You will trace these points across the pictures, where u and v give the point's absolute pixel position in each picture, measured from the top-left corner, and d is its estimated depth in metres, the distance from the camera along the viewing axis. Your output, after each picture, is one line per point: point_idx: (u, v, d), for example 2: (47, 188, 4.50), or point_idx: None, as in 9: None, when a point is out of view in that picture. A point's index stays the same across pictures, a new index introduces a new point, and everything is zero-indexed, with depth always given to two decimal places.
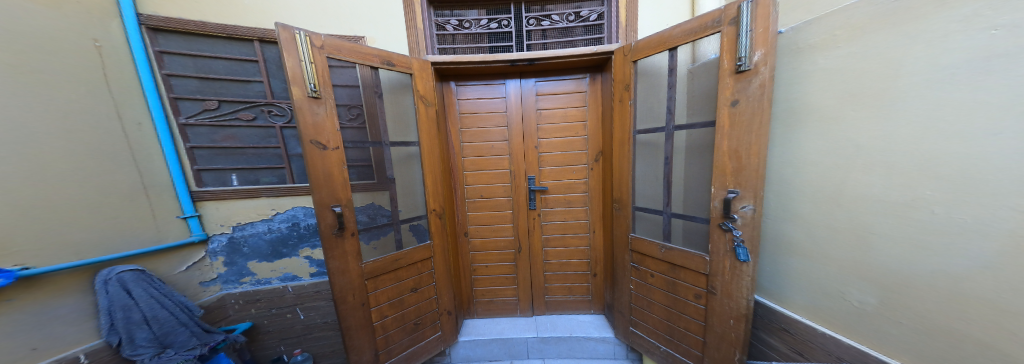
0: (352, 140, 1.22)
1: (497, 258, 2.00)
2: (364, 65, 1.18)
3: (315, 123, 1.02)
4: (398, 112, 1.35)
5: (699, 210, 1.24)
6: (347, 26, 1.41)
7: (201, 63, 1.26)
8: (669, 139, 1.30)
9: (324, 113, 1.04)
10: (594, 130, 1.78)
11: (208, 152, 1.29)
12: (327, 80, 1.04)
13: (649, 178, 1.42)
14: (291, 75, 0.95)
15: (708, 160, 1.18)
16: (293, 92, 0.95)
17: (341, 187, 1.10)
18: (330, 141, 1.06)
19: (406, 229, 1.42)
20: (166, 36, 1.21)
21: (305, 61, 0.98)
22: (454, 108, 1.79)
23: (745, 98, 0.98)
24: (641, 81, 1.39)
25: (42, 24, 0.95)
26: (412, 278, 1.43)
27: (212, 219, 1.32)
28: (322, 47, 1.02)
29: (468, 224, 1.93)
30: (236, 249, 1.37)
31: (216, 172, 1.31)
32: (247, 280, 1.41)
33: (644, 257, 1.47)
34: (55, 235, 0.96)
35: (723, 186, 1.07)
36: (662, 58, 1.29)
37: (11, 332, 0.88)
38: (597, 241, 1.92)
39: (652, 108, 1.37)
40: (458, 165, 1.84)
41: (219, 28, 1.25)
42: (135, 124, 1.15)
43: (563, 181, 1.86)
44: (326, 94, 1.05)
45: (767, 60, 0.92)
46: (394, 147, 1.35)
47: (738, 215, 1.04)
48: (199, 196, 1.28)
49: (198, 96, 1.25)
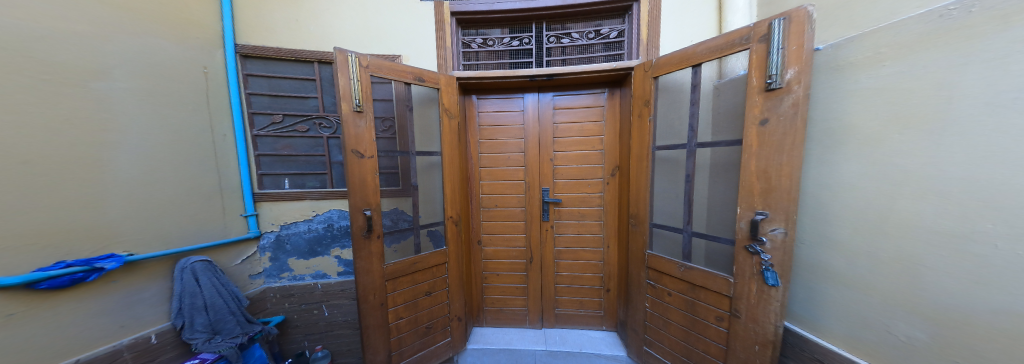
0: (384, 150, 1.34)
1: (508, 268, 2.02)
2: (399, 81, 1.28)
3: (356, 134, 1.10)
4: (425, 124, 1.43)
5: (724, 230, 1.21)
6: (387, 46, 1.54)
7: (274, 83, 1.42)
8: (691, 157, 1.29)
9: (364, 126, 1.12)
10: (611, 145, 1.79)
11: (271, 159, 1.44)
12: (369, 95, 1.12)
13: (671, 195, 1.41)
14: (341, 92, 1.05)
15: (733, 178, 1.16)
16: (342, 107, 1.06)
17: (372, 192, 1.18)
18: (367, 150, 1.14)
19: (424, 234, 1.49)
20: (253, 62, 1.40)
21: (353, 80, 1.08)
22: (474, 120, 1.87)
23: (775, 117, 0.97)
24: (662, 96, 1.41)
25: (167, 54, 1.15)
26: (427, 282, 1.48)
27: (266, 219, 1.45)
28: (367, 67, 1.12)
29: (482, 232, 1.97)
30: (280, 246, 1.49)
31: (273, 176, 1.44)
32: (286, 275, 1.51)
33: (661, 275, 1.45)
34: (151, 226, 1.10)
35: (750, 207, 1.05)
36: (685, 74, 1.30)
37: (108, 309, 1.01)
38: (610, 256, 1.90)
39: (676, 124, 1.36)
40: (475, 174, 1.90)
41: (290, 52, 1.41)
42: (221, 135, 1.31)
43: (577, 194, 1.88)
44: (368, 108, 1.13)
45: (801, 78, 0.91)
46: (419, 157, 1.43)
47: (767, 238, 1.01)
48: (260, 197, 1.42)
49: (268, 111, 1.41)
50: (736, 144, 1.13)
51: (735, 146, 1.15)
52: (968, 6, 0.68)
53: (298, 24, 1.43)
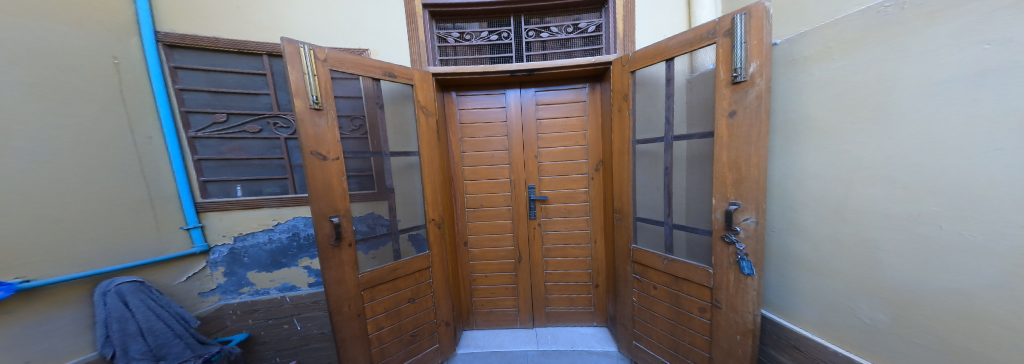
0: (353, 151, 1.24)
1: (497, 268, 1.98)
2: (366, 77, 1.19)
3: (316, 134, 1.00)
4: (399, 122, 1.37)
5: (703, 221, 1.21)
6: (352, 39, 1.45)
7: (214, 78, 1.30)
8: (667, 149, 1.29)
9: (325, 124, 1.03)
10: (594, 140, 1.79)
11: (215, 164, 1.31)
12: (329, 91, 1.04)
13: (651, 188, 1.41)
14: (294, 88, 0.94)
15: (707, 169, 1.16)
16: (296, 104, 0.95)
17: (341, 197, 1.07)
18: (330, 152, 1.04)
19: (404, 238, 1.42)
20: (181, 52, 1.25)
21: (308, 74, 0.98)
22: (455, 118, 1.81)
23: (742, 109, 0.97)
24: (639, 91, 1.40)
25: (66, 42, 1.00)
26: (410, 289, 1.41)
27: (215, 230, 1.33)
28: (325, 60, 1.03)
29: (468, 233, 1.92)
30: (236, 259, 1.37)
31: (220, 183, 1.32)
32: (247, 290, 1.40)
33: (646, 269, 1.45)
34: (58, 245, 0.97)
35: (724, 198, 1.04)
36: (660, 68, 1.30)
37: (11, 345, 0.90)
38: (599, 252, 1.91)
39: (653, 117, 1.36)
40: (458, 174, 1.84)
41: (231, 43, 1.29)
42: (146, 138, 1.18)
43: (563, 190, 1.86)
44: (327, 105, 1.04)
45: (763, 71, 0.91)
46: (394, 157, 1.36)
47: (741, 227, 1.01)
48: (204, 207, 1.29)
49: (208, 109, 1.28)
50: (708, 136, 1.13)
51: (707, 138, 1.15)
52: (901, 3, 0.70)
53: (243, 15, 1.31)
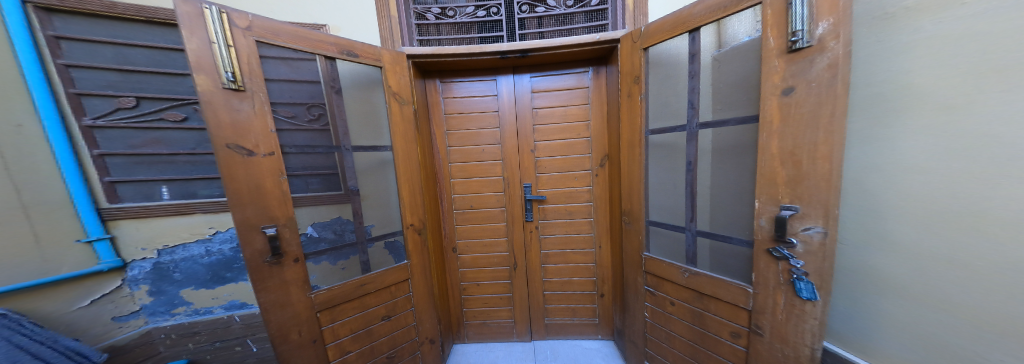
0: (296, 145, 0.99)
1: (489, 276, 1.79)
2: (315, 53, 1.00)
3: (234, 122, 0.79)
4: (365, 110, 1.17)
5: (738, 228, 0.97)
6: (306, 12, 1.29)
7: (120, 53, 1.14)
8: (692, 140, 1.05)
9: (249, 110, 0.82)
10: (598, 131, 1.59)
11: (124, 160, 1.15)
12: (254, 69, 0.83)
13: (669, 187, 1.17)
14: (196, 61, 0.72)
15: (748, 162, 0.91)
16: (200, 82, 0.72)
17: (278, 202, 0.88)
18: (258, 145, 0.83)
19: (379, 247, 1.23)
20: (64, 19, 1.06)
21: (217, 43, 0.76)
22: (439, 108, 1.60)
23: (803, 84, 0.70)
24: (654, 72, 1.16)
25: None
26: (384, 305, 1.22)
27: (129, 242, 1.17)
28: (248, 28, 0.82)
29: (456, 238, 1.72)
30: (163, 275, 1.23)
31: (137, 184, 1.18)
32: (181, 311, 1.28)
33: (661, 281, 1.23)
34: None
35: (773, 200, 0.80)
36: (679, 43, 1.06)
37: None
38: (604, 257, 1.72)
39: (676, 101, 1.10)
40: (444, 172, 1.64)
41: (134, 9, 1.13)
42: (11, 126, 0.96)
43: (563, 189, 1.66)
44: (252, 86, 0.83)
45: (840, 31, 0.64)
46: (358, 153, 1.15)
47: (799, 239, 0.76)
48: (113, 215, 1.13)
49: (110, 92, 1.12)
50: (751, 121, 0.88)
51: (749, 123, 0.90)
52: None
53: None
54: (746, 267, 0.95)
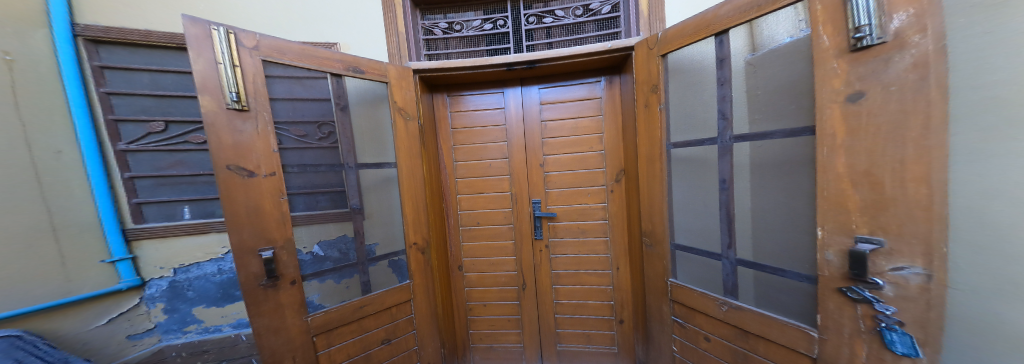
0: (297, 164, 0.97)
1: (497, 297, 1.76)
2: (322, 71, 1.02)
3: (236, 143, 0.81)
4: (370, 126, 1.17)
5: (795, 260, 0.79)
6: (320, 34, 1.37)
7: (156, 79, 1.34)
8: (725, 155, 0.92)
9: (252, 131, 0.84)
10: (612, 145, 1.56)
11: (152, 182, 1.35)
12: (261, 91, 0.86)
13: (698, 205, 1.03)
14: (199, 82, 0.74)
15: (804, 178, 0.74)
16: (205, 103, 0.75)
17: (276, 224, 0.88)
18: (261, 166, 0.85)
19: (384, 266, 1.20)
20: (109, 49, 1.27)
21: (224, 64, 0.79)
22: (446, 122, 1.64)
23: (876, 88, 0.54)
24: (674, 79, 1.06)
25: None
26: (383, 328, 1.18)
27: (149, 262, 1.36)
28: (256, 48, 0.85)
29: (463, 256, 1.73)
30: (177, 294, 1.41)
31: (160, 205, 1.36)
32: (192, 328, 1.44)
33: (692, 313, 1.08)
34: None
35: (843, 229, 0.61)
36: (702, 47, 0.96)
37: None
38: (622, 280, 1.65)
39: (708, 111, 0.97)
40: (450, 187, 1.66)
41: (168, 37, 1.32)
42: (54, 152, 1.17)
43: (574, 206, 1.65)
44: (257, 106, 0.85)
45: (928, 23, 0.47)
46: (364, 171, 1.14)
47: (886, 280, 0.56)
48: (135, 236, 1.32)
49: (143, 117, 1.31)
50: (801, 134, 0.73)
51: (799, 135, 0.74)
52: None
53: (186, 6, 1.31)
54: (809, 307, 0.76)
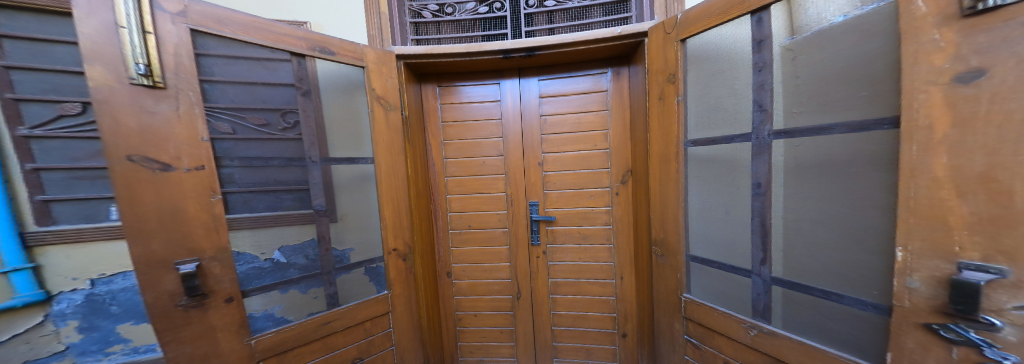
0: (241, 156, 0.83)
1: (489, 306, 1.61)
2: (277, 49, 0.86)
3: (143, 127, 0.65)
4: (348, 116, 1.02)
5: (858, 284, 0.63)
6: (288, 10, 1.22)
7: None
8: (761, 155, 0.77)
9: (169, 113, 0.68)
10: (619, 143, 1.43)
11: (62, 176, 1.27)
12: (188, 68, 0.70)
13: (721, 213, 0.89)
14: (85, 48, 0.58)
15: (867, 184, 0.59)
16: (92, 73, 0.58)
17: (204, 230, 0.73)
18: (181, 158, 0.69)
19: (360, 274, 1.04)
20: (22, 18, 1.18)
21: (126, 27, 0.62)
22: (436, 115, 1.50)
23: (1005, 65, 0.39)
24: (693, 69, 0.92)
25: None
26: (354, 346, 1.03)
27: (57, 271, 1.29)
28: (183, 14, 0.70)
29: (453, 262, 1.58)
30: (90, 307, 1.35)
31: (71, 206, 1.29)
32: (116, 348, 1.40)
33: (711, 333, 0.96)
34: None
35: (937, 250, 0.47)
36: (723, 32, 0.83)
37: None
38: (626, 290, 1.51)
39: (738, 104, 0.81)
40: (440, 186, 1.52)
41: None
42: None
43: (575, 209, 1.51)
44: (178, 82, 0.69)
45: None
46: (339, 166, 0.98)
47: (1006, 322, 0.41)
48: (32, 243, 1.25)
49: (54, 97, 1.24)
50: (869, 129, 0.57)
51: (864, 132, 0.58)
52: None
53: None
54: (875, 341, 0.62)
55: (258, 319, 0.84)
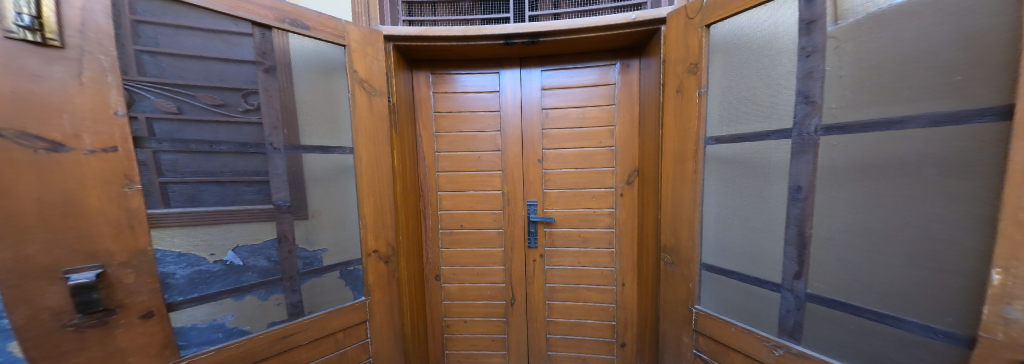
0: (167, 138, 0.65)
1: (480, 312, 1.50)
2: (238, 18, 0.74)
3: (23, 94, 0.49)
4: (327, 100, 0.89)
5: (923, 308, 0.54)
6: None
7: None
8: (803, 154, 0.66)
9: (69, 80, 0.53)
10: (625, 141, 1.33)
11: None
12: (102, 29, 0.57)
13: (745, 219, 0.80)
14: None
15: (946, 190, 0.49)
16: None
17: (114, 229, 0.58)
18: (83, 137, 0.55)
19: (336, 278, 0.93)
20: None
21: None
22: (427, 105, 1.37)
23: None
24: (717, 59, 0.82)
25: None
26: (325, 360, 0.91)
27: None
28: None
29: (442, 264, 1.46)
30: None
31: None
32: None
33: (724, 349, 0.88)
34: None
35: None
36: (755, 17, 0.73)
37: None
38: (626, 297, 1.42)
39: (774, 98, 0.70)
40: (431, 182, 1.39)
41: None
42: None
43: (576, 210, 1.41)
44: (85, 41, 0.55)
45: None
46: (314, 155, 0.85)
47: None
48: None
49: None
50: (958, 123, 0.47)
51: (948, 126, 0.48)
52: None
53: None
54: None
55: (198, 331, 0.71)
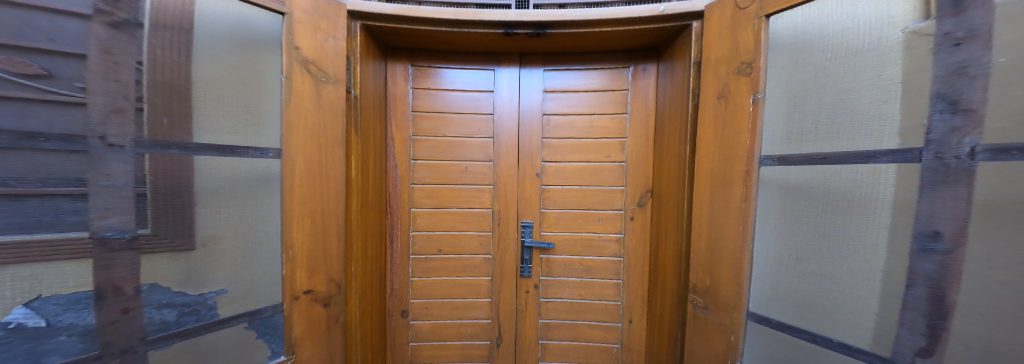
0: None
1: (457, 355, 1.20)
2: None
3: None
4: (246, 80, 0.61)
5: None
6: None
7: None
8: (947, 187, 0.42)
9: None
10: (640, 154, 1.11)
11: None
12: None
13: (820, 267, 0.58)
14: None
15: None
16: None
17: None
18: None
19: (242, 329, 0.64)
20: None
21: None
22: (404, 102, 1.12)
23: None
24: (783, 60, 0.63)
25: None
26: None
27: None
28: None
29: (411, 296, 1.17)
30: None
31: None
32: None
33: None
34: None
35: None
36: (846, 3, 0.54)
37: None
38: (635, 337, 1.17)
39: (882, 105, 0.48)
40: (403, 196, 1.13)
41: None
42: None
43: (579, 234, 1.16)
44: None
45: None
46: (216, 157, 0.58)
47: None
48: None
49: None
50: None
51: None
52: None
53: None
54: None
55: None
